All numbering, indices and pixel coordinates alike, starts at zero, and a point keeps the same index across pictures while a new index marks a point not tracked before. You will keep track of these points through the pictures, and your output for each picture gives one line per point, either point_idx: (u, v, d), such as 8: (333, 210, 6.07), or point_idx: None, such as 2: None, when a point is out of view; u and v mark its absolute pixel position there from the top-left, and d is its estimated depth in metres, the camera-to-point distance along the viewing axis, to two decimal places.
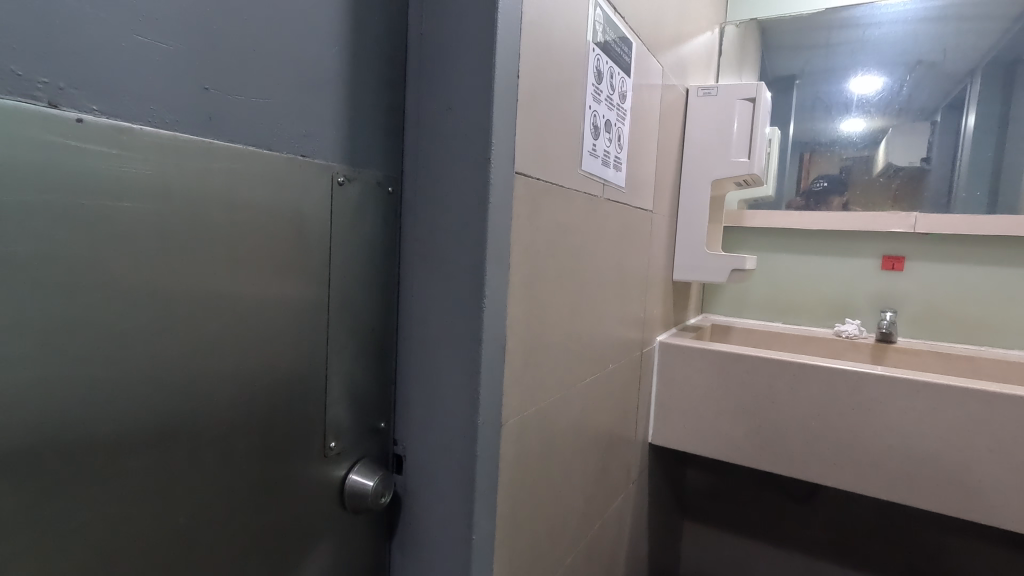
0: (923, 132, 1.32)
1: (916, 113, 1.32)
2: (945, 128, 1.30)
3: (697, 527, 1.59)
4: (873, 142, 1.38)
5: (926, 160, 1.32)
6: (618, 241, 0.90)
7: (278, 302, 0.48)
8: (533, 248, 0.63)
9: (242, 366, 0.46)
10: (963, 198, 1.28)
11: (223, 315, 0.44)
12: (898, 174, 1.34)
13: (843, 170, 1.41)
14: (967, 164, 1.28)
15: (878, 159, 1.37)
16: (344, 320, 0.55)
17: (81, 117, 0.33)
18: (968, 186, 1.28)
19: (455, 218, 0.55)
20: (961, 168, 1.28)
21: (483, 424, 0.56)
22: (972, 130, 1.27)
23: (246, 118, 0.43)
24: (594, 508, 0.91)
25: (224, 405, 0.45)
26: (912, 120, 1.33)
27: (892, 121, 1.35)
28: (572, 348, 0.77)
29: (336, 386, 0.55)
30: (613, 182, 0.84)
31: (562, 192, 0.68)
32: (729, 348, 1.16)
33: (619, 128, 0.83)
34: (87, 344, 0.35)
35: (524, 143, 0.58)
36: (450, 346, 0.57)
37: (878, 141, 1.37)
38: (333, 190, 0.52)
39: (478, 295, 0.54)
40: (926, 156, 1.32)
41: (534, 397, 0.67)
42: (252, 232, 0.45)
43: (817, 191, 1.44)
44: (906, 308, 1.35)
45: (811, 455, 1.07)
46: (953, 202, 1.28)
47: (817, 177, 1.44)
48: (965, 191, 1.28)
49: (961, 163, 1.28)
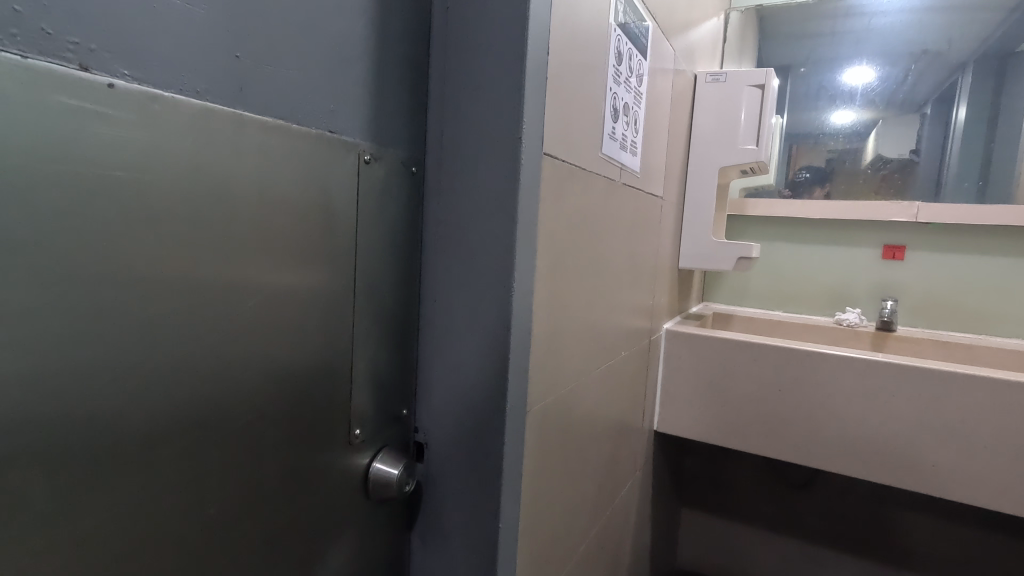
0: (913, 122, 1.33)
1: (907, 103, 1.34)
2: (935, 119, 1.31)
3: (695, 514, 1.60)
4: (864, 132, 1.38)
5: (915, 151, 1.33)
6: (631, 227, 0.89)
7: (304, 286, 0.46)
8: (557, 231, 0.62)
9: (271, 351, 0.44)
10: (951, 187, 1.29)
11: (252, 298, 0.42)
12: (887, 164, 1.36)
13: (828, 162, 1.43)
14: (956, 155, 1.29)
15: (867, 150, 1.38)
16: (369, 304, 0.54)
17: (112, 82, 0.31)
18: (957, 176, 1.29)
19: (482, 198, 0.54)
20: (949, 160, 1.30)
21: (511, 412, 0.54)
22: (962, 122, 1.29)
23: (277, 90, 0.41)
24: (605, 495, 0.91)
25: (254, 391, 0.43)
26: (902, 110, 1.34)
27: (882, 112, 1.36)
28: (588, 335, 0.76)
29: (360, 372, 0.54)
30: (629, 167, 0.83)
31: (583, 176, 0.67)
32: (736, 336, 1.16)
33: (635, 112, 0.81)
34: (120, 324, 0.34)
35: (551, 124, 0.57)
36: (477, 330, 0.55)
37: (868, 132, 1.38)
38: (360, 168, 0.50)
39: (508, 280, 0.52)
40: (916, 147, 1.33)
41: (554, 385, 0.66)
42: (283, 212, 0.43)
43: (799, 182, 1.46)
44: (905, 297, 1.36)
45: (817, 442, 1.08)
46: (941, 191, 1.30)
47: (802, 167, 1.46)
48: (954, 181, 1.29)
49: (949, 155, 1.30)
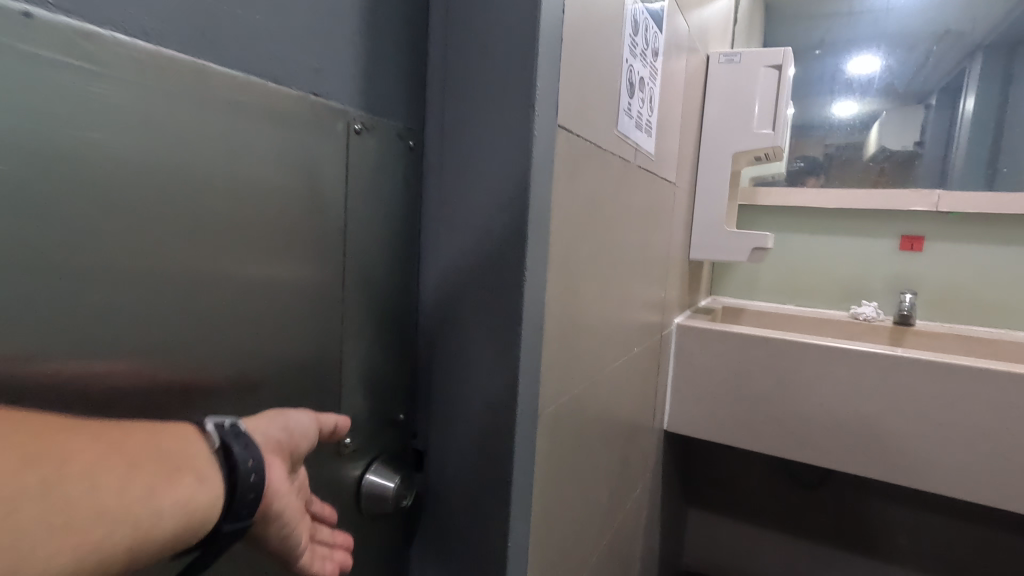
0: (916, 114, 1.30)
1: (911, 94, 1.30)
2: (940, 111, 1.28)
3: (702, 515, 1.55)
4: (865, 126, 1.35)
5: (921, 143, 1.31)
6: (645, 214, 0.83)
7: (284, 269, 0.41)
8: (571, 214, 0.55)
9: (249, 346, 0.39)
10: (956, 177, 1.26)
11: (225, 282, 0.36)
12: (887, 158, 1.33)
13: (826, 156, 1.40)
14: (963, 146, 1.26)
15: (869, 143, 1.35)
16: (360, 295, 0.48)
17: (31, 12, 0.26)
18: (962, 168, 1.26)
19: (485, 173, 0.48)
20: (954, 154, 1.27)
21: (523, 415, 0.48)
22: (969, 114, 1.26)
23: (246, 40, 0.36)
24: (617, 500, 0.85)
25: (231, 391, 0.38)
26: (906, 103, 1.31)
27: (887, 104, 1.33)
28: (602, 330, 0.71)
29: (351, 371, 0.48)
30: (644, 149, 0.77)
31: (599, 154, 0.61)
32: (750, 331, 1.09)
33: (651, 89, 0.75)
34: (52, 308, 0.28)
35: (567, 92, 0.50)
36: (480, 323, 0.49)
37: (869, 126, 1.35)
38: (350, 139, 0.45)
39: (520, 269, 0.46)
40: (919, 140, 1.30)
41: (567, 386, 0.60)
42: (256, 183, 0.38)
43: (794, 171, 1.43)
44: (924, 290, 1.31)
45: (838, 442, 1.03)
46: (946, 180, 1.27)
47: (796, 158, 1.43)
48: (959, 172, 1.26)
49: (954, 146, 1.27)
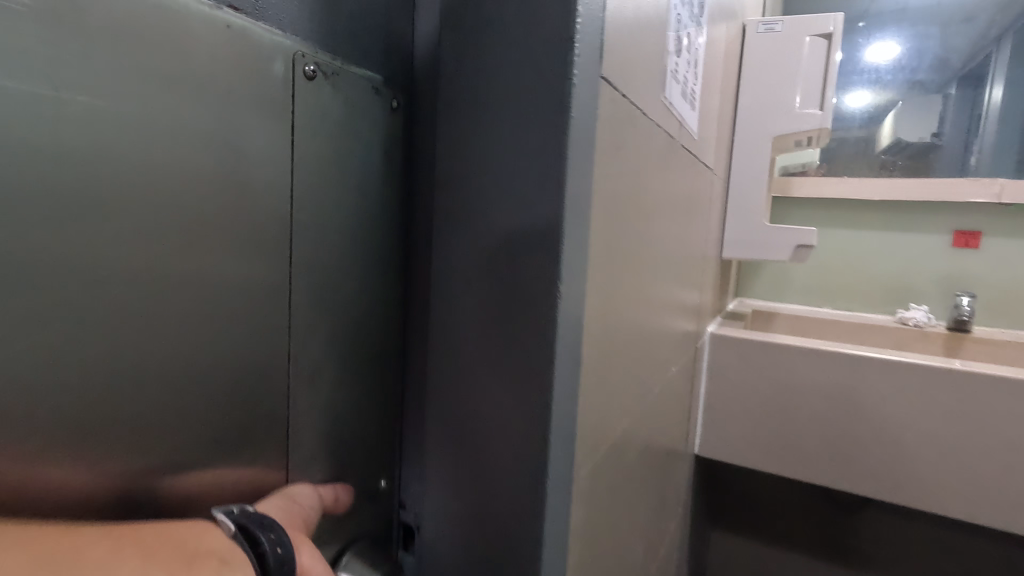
0: (935, 104, 1.22)
1: (929, 84, 1.22)
2: (960, 99, 1.21)
3: (727, 541, 1.40)
4: (876, 119, 1.27)
5: (937, 135, 1.22)
6: (685, 205, 0.69)
7: (215, 258, 0.31)
8: (616, 198, 0.41)
9: (176, 363, 0.29)
10: (983, 163, 1.17)
11: (91, 269, 0.25)
12: (903, 149, 1.24)
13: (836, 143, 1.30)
14: (992, 135, 1.18)
15: (883, 135, 1.26)
16: (320, 295, 0.37)
17: None
18: (991, 154, 1.17)
19: (507, 139, 0.34)
20: (980, 140, 1.19)
21: (556, 487, 0.34)
22: (997, 103, 1.18)
23: None
24: (652, 550, 0.70)
25: (153, 424, 0.28)
26: (924, 92, 1.22)
27: (902, 94, 1.24)
28: (641, 351, 0.56)
29: (307, 395, 0.37)
30: (688, 125, 0.62)
31: (646, 123, 0.46)
32: (800, 342, 0.92)
33: (696, 50, 0.61)
34: None
35: (616, 27, 0.36)
36: (489, 342, 0.36)
37: (881, 119, 1.26)
38: (298, 81, 0.34)
39: (555, 278, 0.32)
40: (938, 131, 1.22)
41: (608, 430, 0.45)
42: (157, 131, 0.27)
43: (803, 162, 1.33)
44: (981, 292, 1.16)
45: (907, 475, 0.86)
46: (970, 167, 1.17)
47: None
48: (987, 157, 1.17)
49: (978, 137, 1.19)
